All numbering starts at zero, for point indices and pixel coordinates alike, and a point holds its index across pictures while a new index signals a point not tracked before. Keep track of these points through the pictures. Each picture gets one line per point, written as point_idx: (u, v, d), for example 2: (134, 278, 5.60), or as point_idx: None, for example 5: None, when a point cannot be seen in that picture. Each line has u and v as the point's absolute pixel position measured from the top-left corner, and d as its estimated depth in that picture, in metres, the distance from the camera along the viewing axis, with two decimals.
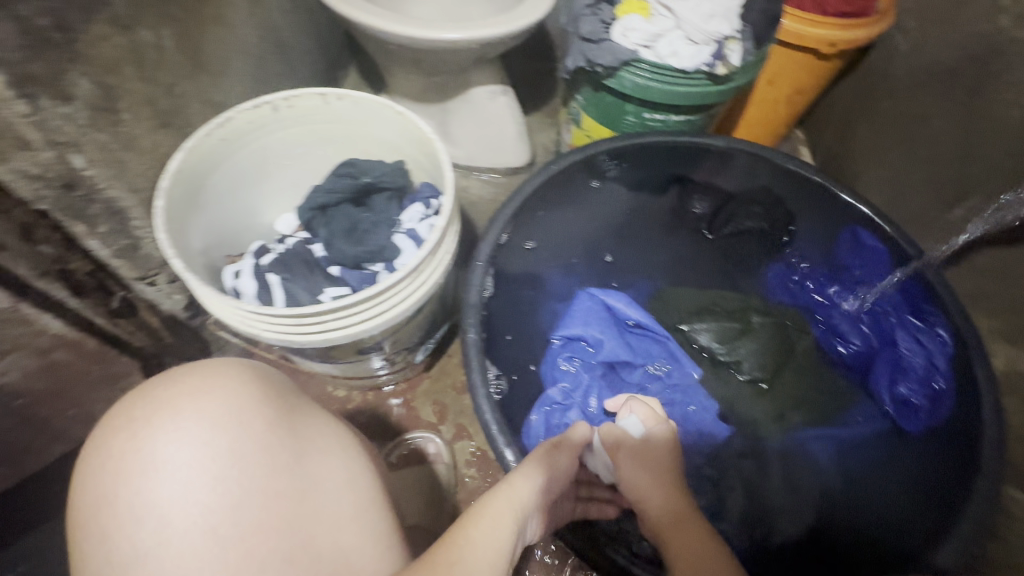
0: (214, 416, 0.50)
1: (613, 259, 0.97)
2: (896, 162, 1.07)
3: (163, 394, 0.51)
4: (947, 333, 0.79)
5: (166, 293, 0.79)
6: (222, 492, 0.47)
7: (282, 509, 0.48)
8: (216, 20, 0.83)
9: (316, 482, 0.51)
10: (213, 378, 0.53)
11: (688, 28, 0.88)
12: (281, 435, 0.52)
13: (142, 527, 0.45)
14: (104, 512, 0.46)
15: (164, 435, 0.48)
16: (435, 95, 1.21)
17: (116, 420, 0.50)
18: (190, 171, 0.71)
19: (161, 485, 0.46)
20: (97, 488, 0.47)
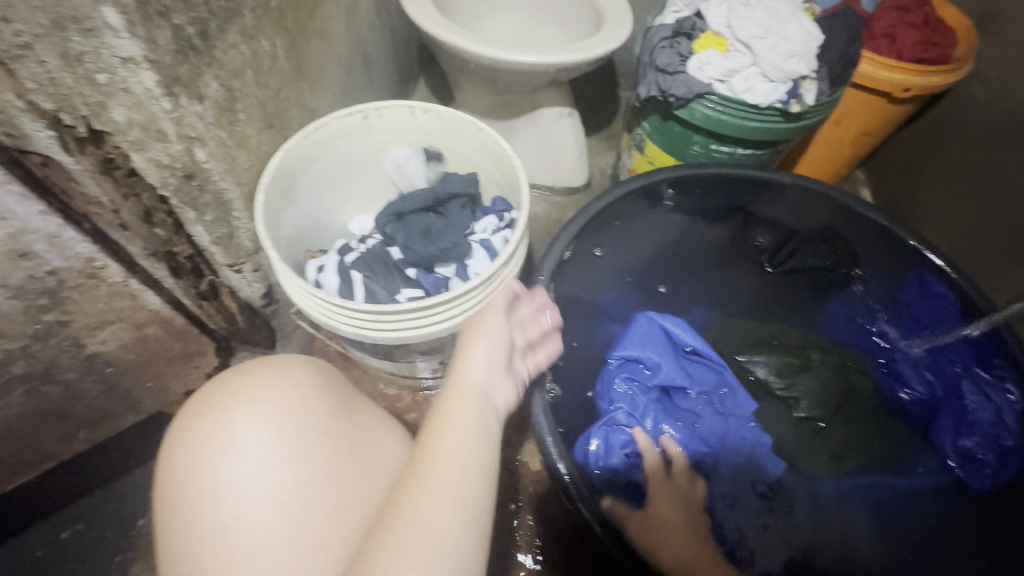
0: (286, 404, 0.56)
1: (666, 290, 1.00)
2: (971, 212, 1.05)
3: (241, 382, 0.57)
4: (1015, 389, 0.77)
5: (248, 280, 0.85)
6: (291, 471, 0.53)
7: (341, 492, 0.54)
8: (319, 33, 0.90)
9: (370, 468, 0.57)
10: (283, 372, 0.59)
11: (766, 65, 0.89)
12: (340, 423, 0.58)
13: (222, 500, 0.51)
14: (187, 486, 0.52)
15: (241, 418, 0.54)
16: (502, 112, 1.27)
17: (197, 405, 0.56)
18: (287, 169, 0.78)
19: (240, 463, 0.52)
20: (181, 464, 0.53)
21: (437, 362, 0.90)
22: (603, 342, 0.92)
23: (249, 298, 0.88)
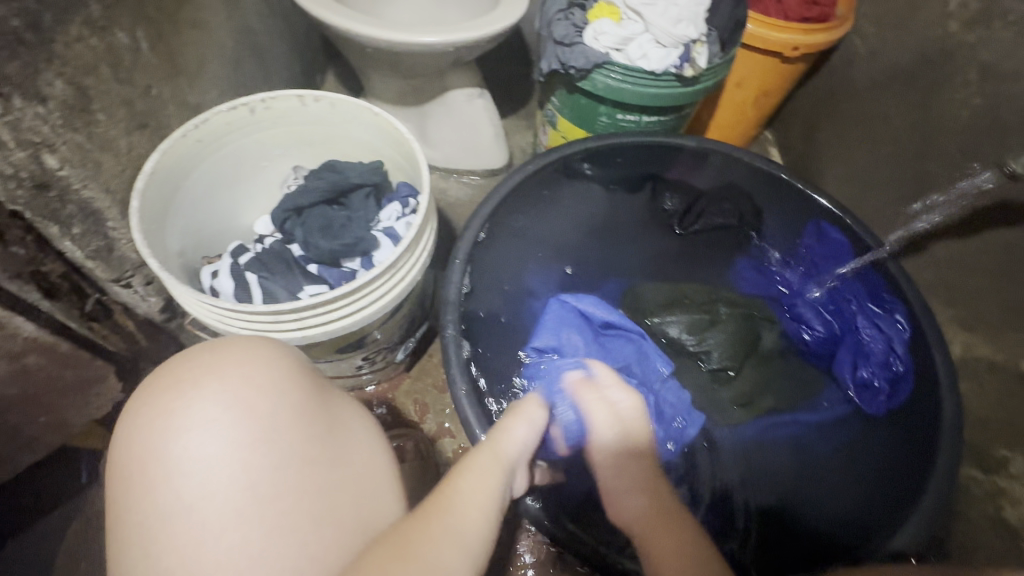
0: (256, 383, 0.50)
1: (572, 271, 0.97)
2: (859, 160, 1.11)
3: (208, 359, 0.52)
4: (903, 318, 0.86)
5: (142, 296, 0.80)
6: (261, 453, 0.48)
7: (312, 476, 0.49)
8: (194, 23, 0.84)
9: (342, 453, 0.52)
10: (254, 350, 0.53)
11: (657, 31, 0.91)
12: (316, 406, 0.53)
13: (188, 480, 0.46)
14: (149, 464, 0.47)
15: (209, 396, 0.49)
16: (412, 98, 1.23)
17: (159, 380, 0.51)
18: (167, 171, 0.72)
19: (206, 442, 0.47)
20: (142, 441, 0.48)
21: (362, 359, 0.87)
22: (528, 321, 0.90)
23: (146, 314, 0.82)
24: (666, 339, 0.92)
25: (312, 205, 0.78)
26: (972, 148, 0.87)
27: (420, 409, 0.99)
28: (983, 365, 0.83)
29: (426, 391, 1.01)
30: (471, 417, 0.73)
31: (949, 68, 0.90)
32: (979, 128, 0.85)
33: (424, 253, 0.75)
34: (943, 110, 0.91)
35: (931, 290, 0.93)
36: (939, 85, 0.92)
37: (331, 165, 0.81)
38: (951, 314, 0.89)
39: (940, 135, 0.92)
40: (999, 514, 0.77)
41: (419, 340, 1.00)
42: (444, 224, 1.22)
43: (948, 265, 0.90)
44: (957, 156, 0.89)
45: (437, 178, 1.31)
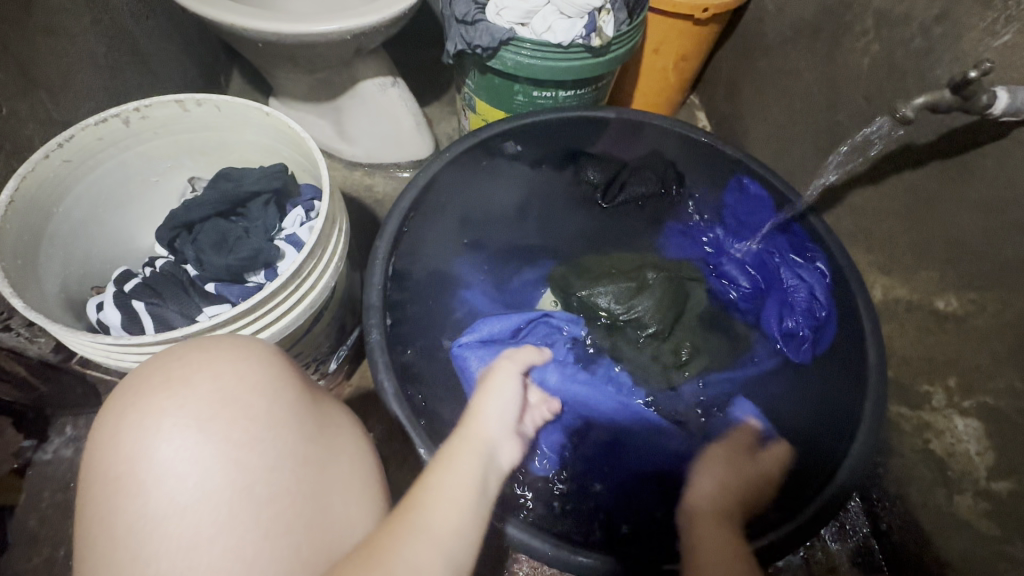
0: (257, 383, 0.47)
1: (501, 255, 0.99)
2: (778, 117, 1.12)
3: (201, 357, 0.48)
4: (824, 265, 0.86)
5: (29, 338, 0.73)
6: (259, 455, 0.44)
7: (313, 480, 0.45)
8: (49, 30, 0.76)
9: (340, 457, 0.49)
10: (251, 350, 0.50)
11: (559, 2, 0.88)
12: (309, 407, 0.49)
13: (181, 484, 0.41)
14: (136, 467, 0.42)
15: (199, 393, 0.45)
16: (323, 93, 1.16)
17: (147, 378, 0.47)
18: (29, 199, 0.65)
19: (202, 442, 0.43)
20: (128, 443, 0.43)
21: None
22: (464, 314, 0.91)
23: (40, 357, 0.75)
24: (595, 313, 0.92)
25: (205, 219, 0.74)
26: (875, 96, 0.88)
27: (364, 418, 0.95)
28: (901, 305, 0.86)
29: (368, 398, 0.97)
30: (403, 420, 0.70)
31: (848, 18, 0.91)
32: (880, 75, 0.86)
33: (333, 258, 0.70)
34: (848, 60, 0.92)
35: (851, 238, 0.95)
36: (842, 36, 0.93)
37: (225, 173, 0.76)
38: (870, 259, 0.91)
39: (847, 85, 0.93)
40: (926, 446, 0.80)
41: (353, 347, 0.96)
42: (373, 222, 1.17)
43: (864, 211, 0.92)
44: (864, 105, 0.91)
45: (362, 176, 1.25)
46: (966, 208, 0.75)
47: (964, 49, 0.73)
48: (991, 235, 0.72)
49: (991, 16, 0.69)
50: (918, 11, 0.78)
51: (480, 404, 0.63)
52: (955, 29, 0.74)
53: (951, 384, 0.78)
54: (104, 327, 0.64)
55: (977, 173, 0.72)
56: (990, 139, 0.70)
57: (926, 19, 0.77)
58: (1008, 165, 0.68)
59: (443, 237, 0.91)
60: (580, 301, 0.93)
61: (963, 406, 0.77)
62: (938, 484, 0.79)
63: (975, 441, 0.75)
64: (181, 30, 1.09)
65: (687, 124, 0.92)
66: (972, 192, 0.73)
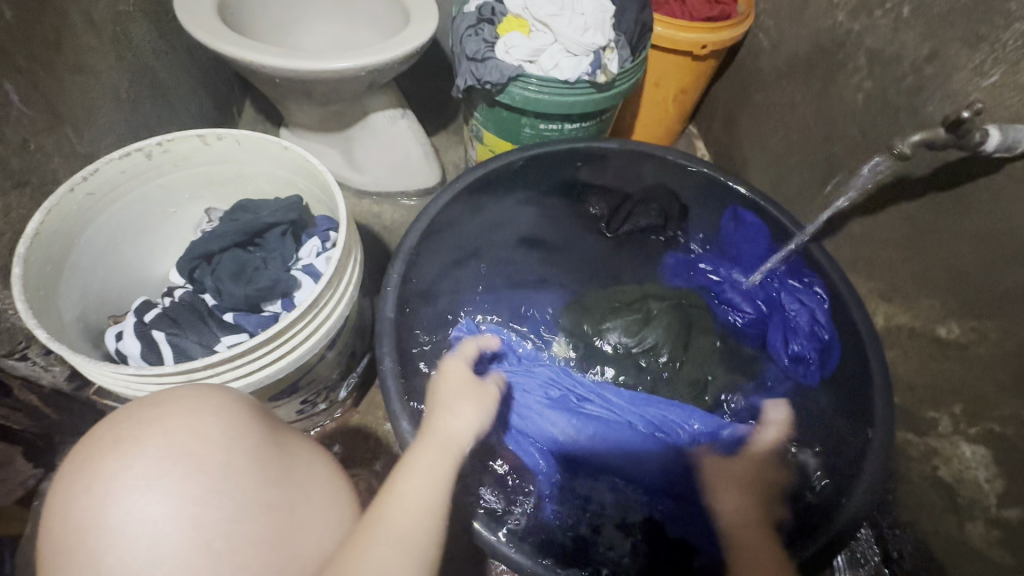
0: (210, 433, 0.45)
1: (519, 279, 1.01)
2: (776, 147, 1.15)
3: (151, 413, 0.46)
4: (821, 288, 0.89)
5: (43, 366, 0.75)
6: (216, 507, 0.42)
7: (274, 525, 0.44)
8: (75, 68, 0.78)
9: (304, 498, 0.48)
10: (206, 398, 0.48)
11: (566, 41, 0.91)
12: (269, 450, 0.48)
13: (136, 546, 0.40)
14: (92, 533, 0.41)
15: (149, 451, 0.43)
16: (334, 124, 1.19)
17: (95, 441, 0.45)
18: (52, 232, 0.66)
19: (154, 501, 0.41)
20: (82, 509, 0.41)
21: (304, 404, 0.82)
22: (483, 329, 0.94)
23: (53, 386, 0.77)
24: (603, 348, 0.96)
25: (223, 249, 0.76)
26: (870, 129, 0.91)
27: (373, 444, 0.95)
28: (904, 333, 0.87)
29: (378, 426, 0.97)
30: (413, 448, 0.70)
31: (841, 56, 0.95)
32: (874, 110, 0.90)
33: (348, 287, 0.71)
34: (842, 95, 0.96)
35: (852, 265, 0.98)
36: (835, 73, 0.97)
37: (244, 206, 0.79)
38: (872, 286, 0.93)
39: (842, 120, 0.96)
40: (934, 474, 0.81)
41: (362, 375, 0.96)
42: (381, 249, 1.19)
43: (864, 239, 0.94)
44: (858, 138, 0.94)
45: (372, 204, 1.28)
46: (963, 238, 0.77)
47: (955, 87, 0.76)
48: (990, 264, 0.74)
49: (979, 58, 0.72)
50: (909, 50, 0.82)
51: (449, 405, 0.65)
52: (945, 68, 0.77)
53: (956, 411, 0.79)
54: (123, 356, 0.66)
55: (972, 205, 0.75)
56: (983, 172, 0.72)
57: (917, 58, 0.81)
58: (1002, 198, 0.71)
59: (454, 264, 0.93)
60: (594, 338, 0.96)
61: (970, 432, 0.77)
62: (948, 512, 0.79)
63: (983, 468, 0.75)
64: (199, 65, 1.13)
65: (670, 150, 0.94)
66: (970, 222, 0.75)
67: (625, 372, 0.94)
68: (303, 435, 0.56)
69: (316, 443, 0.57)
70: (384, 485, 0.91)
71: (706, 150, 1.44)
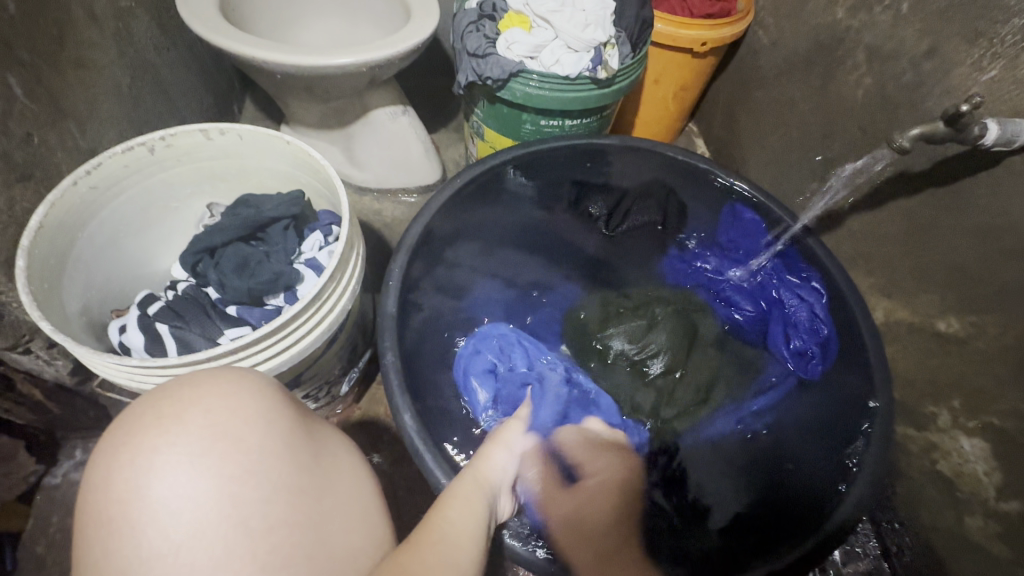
0: (248, 414, 0.46)
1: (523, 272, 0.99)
2: (775, 144, 1.15)
3: (189, 392, 0.46)
4: (820, 282, 0.91)
5: (46, 360, 0.73)
6: (254, 487, 0.43)
7: (308, 509, 0.44)
8: (78, 63, 0.79)
9: (335, 483, 0.48)
10: (243, 380, 0.48)
11: (567, 37, 0.92)
12: (302, 434, 0.48)
13: (176, 520, 0.40)
14: (131, 506, 0.41)
15: (190, 429, 0.44)
16: (335, 121, 1.20)
17: (135, 416, 0.45)
18: (56, 225, 0.67)
19: (195, 478, 0.42)
20: (122, 481, 0.42)
21: (306, 398, 0.82)
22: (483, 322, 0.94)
23: (55, 380, 0.75)
24: (610, 357, 0.92)
25: (226, 243, 0.76)
26: (869, 125, 0.92)
27: (375, 439, 0.95)
28: (903, 327, 0.88)
29: (380, 421, 0.97)
30: (417, 443, 0.71)
31: (840, 53, 0.96)
32: (873, 106, 0.90)
33: (352, 280, 0.72)
34: (842, 92, 0.96)
35: (851, 261, 0.98)
36: (834, 69, 0.97)
37: (246, 200, 0.79)
38: (871, 281, 0.94)
39: (842, 116, 0.97)
40: (933, 467, 0.81)
41: (364, 370, 0.96)
42: (382, 246, 1.19)
43: (863, 235, 0.95)
44: (858, 134, 0.94)
45: (372, 201, 1.28)
46: (962, 233, 0.77)
47: (954, 83, 0.76)
48: (988, 259, 0.75)
49: (978, 53, 0.73)
50: (908, 46, 0.82)
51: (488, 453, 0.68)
52: (944, 64, 0.78)
53: (955, 405, 0.79)
54: (127, 349, 0.66)
55: (970, 200, 0.75)
56: (981, 167, 0.73)
57: (916, 54, 0.82)
58: (999, 192, 0.72)
59: (455, 260, 0.94)
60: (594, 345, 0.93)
61: (969, 426, 0.78)
62: (947, 506, 0.79)
63: (981, 461, 0.76)
64: (200, 62, 1.13)
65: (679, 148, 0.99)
66: (968, 217, 0.76)
67: (627, 377, 0.90)
68: (330, 421, 0.56)
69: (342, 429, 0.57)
70: (385, 479, 0.92)
71: (706, 148, 1.44)
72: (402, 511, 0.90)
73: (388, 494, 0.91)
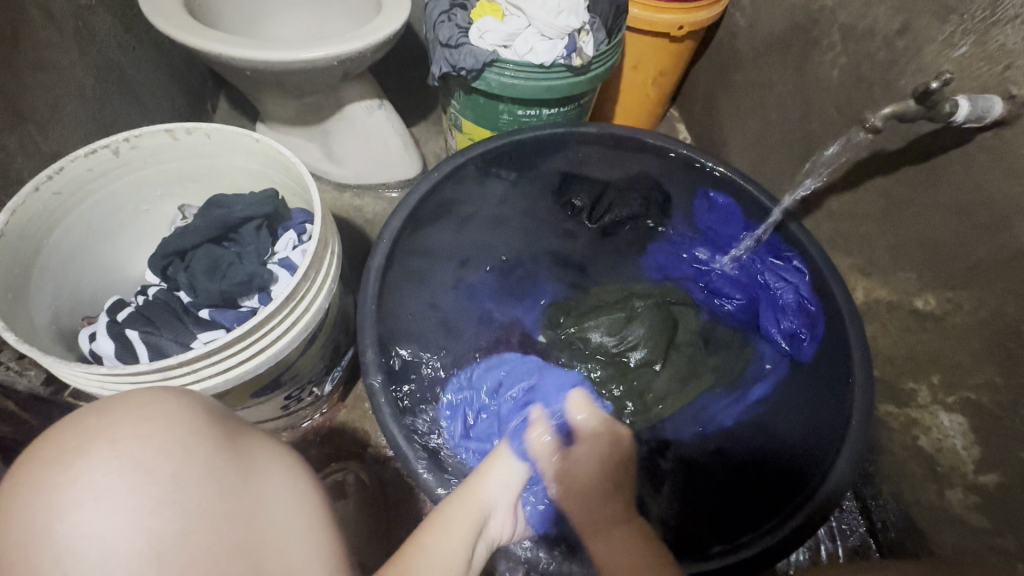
0: (161, 443, 0.44)
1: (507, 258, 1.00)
2: (755, 128, 1.15)
3: (94, 424, 0.44)
4: (801, 262, 0.90)
5: (18, 370, 0.76)
6: (169, 518, 0.40)
7: (234, 535, 0.42)
8: (36, 65, 0.77)
9: (267, 504, 0.46)
10: (157, 404, 0.46)
11: (540, 24, 0.90)
12: (228, 455, 0.46)
13: (83, 562, 0.38)
14: (32, 551, 0.38)
15: (97, 463, 0.41)
16: (311, 117, 1.18)
17: (37, 455, 0.43)
18: (17, 233, 0.65)
19: (106, 513, 0.39)
20: (22, 526, 0.39)
21: (287, 398, 0.81)
22: (459, 316, 0.93)
23: (29, 391, 0.77)
24: (588, 350, 0.93)
25: (197, 245, 0.75)
26: (847, 106, 0.91)
27: (363, 437, 0.95)
28: (882, 306, 0.88)
29: (366, 418, 0.97)
30: (397, 438, 0.70)
31: (816, 33, 0.95)
32: (849, 85, 0.90)
33: (325, 280, 0.70)
34: (818, 72, 0.96)
35: (832, 242, 0.98)
36: (810, 50, 0.97)
37: (217, 201, 0.77)
38: (851, 262, 0.94)
39: (819, 97, 0.97)
40: (915, 443, 0.82)
41: (347, 368, 0.95)
42: (363, 242, 1.18)
43: (842, 215, 0.95)
44: (835, 115, 0.94)
45: (352, 197, 1.26)
46: (937, 211, 0.78)
47: (927, 61, 0.76)
48: (962, 237, 0.75)
49: (949, 30, 0.72)
50: (881, 25, 0.82)
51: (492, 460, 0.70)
52: (917, 41, 0.77)
53: (934, 381, 0.80)
54: (96, 357, 0.65)
55: (945, 176, 0.75)
56: (955, 144, 0.73)
57: (889, 32, 0.81)
58: (972, 170, 0.72)
59: (435, 254, 0.93)
60: (573, 336, 0.95)
61: (948, 402, 0.79)
62: (929, 480, 0.81)
63: (961, 435, 0.77)
64: (169, 60, 1.10)
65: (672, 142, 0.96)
66: (943, 195, 0.76)
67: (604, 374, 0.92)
68: (267, 436, 0.54)
69: (282, 444, 0.56)
70: (373, 476, 0.91)
71: (688, 133, 1.43)
72: (391, 508, 0.90)
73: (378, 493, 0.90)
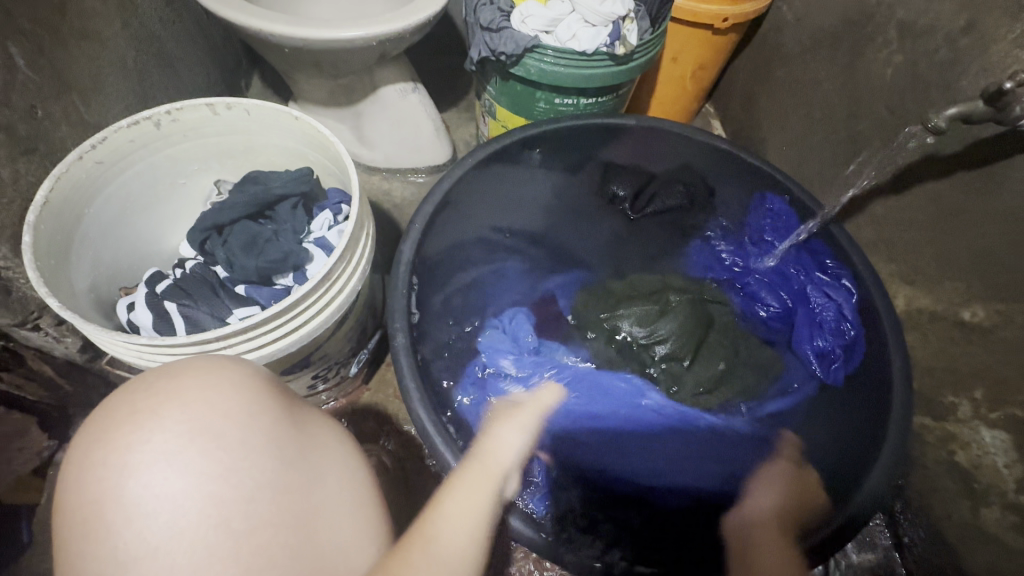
0: (228, 411, 0.44)
1: (545, 244, 1.00)
2: (796, 126, 1.12)
3: (165, 385, 0.45)
4: (850, 282, 0.86)
5: (56, 336, 0.73)
6: (233, 486, 0.42)
7: (294, 508, 0.43)
8: (82, 34, 0.77)
9: (321, 479, 0.46)
10: (223, 372, 0.47)
11: (585, 11, 0.89)
12: (288, 428, 0.47)
13: (154, 519, 0.40)
14: (105, 507, 0.40)
15: (167, 426, 0.43)
16: (344, 98, 1.17)
17: (109, 412, 0.44)
18: (63, 201, 0.65)
19: (175, 477, 0.41)
20: (96, 480, 0.41)
21: (315, 378, 0.81)
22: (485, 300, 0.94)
23: (66, 358, 0.75)
24: (615, 337, 0.92)
25: (235, 221, 0.75)
26: (900, 107, 0.88)
27: (385, 419, 0.96)
28: (924, 316, 0.85)
29: (389, 401, 0.97)
30: (428, 428, 0.69)
31: (869, 30, 0.92)
32: (904, 84, 0.86)
33: (361, 260, 0.70)
34: (869, 71, 0.93)
35: (872, 246, 0.95)
36: (863, 46, 0.93)
37: (254, 177, 0.77)
38: (892, 269, 0.92)
39: (869, 96, 0.93)
40: (951, 458, 0.80)
41: (374, 352, 0.96)
42: (391, 226, 1.18)
43: (887, 220, 0.92)
44: (885, 115, 0.91)
45: (381, 180, 1.26)
46: (991, 220, 0.75)
47: (992, 61, 0.72)
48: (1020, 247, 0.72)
49: (1020, 28, 0.69)
50: (944, 22, 0.78)
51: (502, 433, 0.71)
52: (983, 40, 0.73)
53: (977, 396, 0.77)
54: (135, 327, 0.66)
55: (1006, 183, 0.72)
56: (1018, 149, 0.69)
57: (952, 29, 0.77)
58: None
59: (470, 245, 0.93)
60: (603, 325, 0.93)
61: (990, 417, 0.76)
62: (963, 497, 0.79)
63: (1003, 453, 0.74)
64: (206, 35, 1.10)
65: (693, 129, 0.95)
66: (999, 203, 0.73)
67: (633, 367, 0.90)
68: (320, 410, 0.55)
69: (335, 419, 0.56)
70: (395, 458, 0.92)
71: (723, 130, 1.40)
72: (410, 494, 0.90)
73: (399, 474, 0.91)
